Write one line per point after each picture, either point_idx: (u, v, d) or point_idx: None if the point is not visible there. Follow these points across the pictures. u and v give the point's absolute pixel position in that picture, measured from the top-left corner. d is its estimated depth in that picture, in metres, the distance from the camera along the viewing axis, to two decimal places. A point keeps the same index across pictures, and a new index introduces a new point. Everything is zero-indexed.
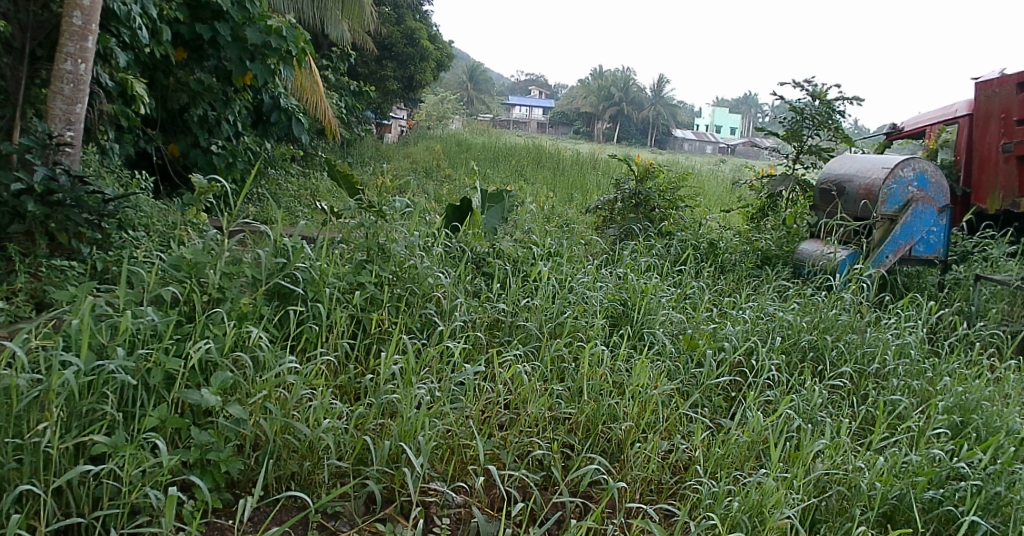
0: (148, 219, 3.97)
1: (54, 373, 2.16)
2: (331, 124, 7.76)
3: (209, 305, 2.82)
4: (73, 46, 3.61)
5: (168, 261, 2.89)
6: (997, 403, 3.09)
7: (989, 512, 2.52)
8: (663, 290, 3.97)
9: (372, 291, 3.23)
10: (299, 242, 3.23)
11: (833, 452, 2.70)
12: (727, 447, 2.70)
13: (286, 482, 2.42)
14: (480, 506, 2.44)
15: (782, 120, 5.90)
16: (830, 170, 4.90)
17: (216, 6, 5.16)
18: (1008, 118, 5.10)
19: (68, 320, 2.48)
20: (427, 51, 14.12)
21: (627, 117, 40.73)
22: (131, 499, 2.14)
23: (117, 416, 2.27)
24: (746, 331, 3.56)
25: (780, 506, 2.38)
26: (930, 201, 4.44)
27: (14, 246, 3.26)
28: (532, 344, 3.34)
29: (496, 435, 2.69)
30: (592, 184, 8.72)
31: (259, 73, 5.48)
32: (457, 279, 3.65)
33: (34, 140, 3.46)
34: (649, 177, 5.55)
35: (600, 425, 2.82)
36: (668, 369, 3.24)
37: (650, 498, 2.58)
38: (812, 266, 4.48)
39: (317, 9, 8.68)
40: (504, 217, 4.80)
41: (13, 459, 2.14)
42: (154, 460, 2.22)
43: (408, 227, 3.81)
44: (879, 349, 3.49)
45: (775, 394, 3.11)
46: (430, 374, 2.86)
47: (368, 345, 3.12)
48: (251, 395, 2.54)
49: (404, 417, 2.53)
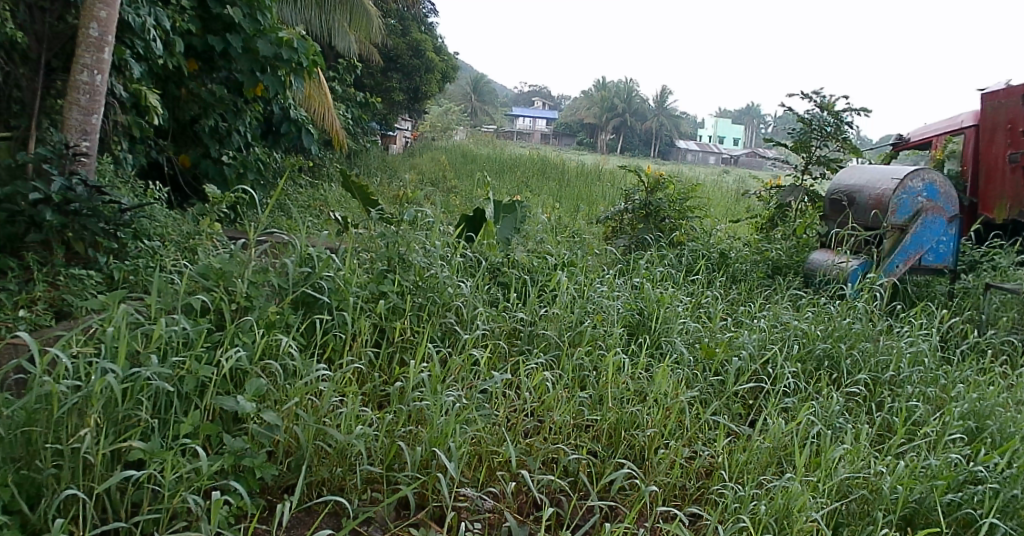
0: (164, 229, 3.98)
1: (95, 380, 2.18)
2: (339, 134, 7.81)
3: (237, 313, 2.86)
4: (90, 58, 3.65)
5: (195, 270, 2.93)
6: (1011, 409, 3.14)
7: (1007, 514, 2.57)
8: (679, 300, 4.03)
9: (394, 300, 3.26)
10: (325, 253, 3.30)
11: (854, 457, 2.75)
12: (749, 453, 2.75)
13: (317, 489, 2.45)
14: (511, 511, 2.49)
15: (790, 131, 5.97)
16: (838, 180, 4.95)
17: (228, 18, 5.19)
18: (1014, 129, 5.18)
19: (100, 329, 2.50)
20: (431, 63, 14.24)
21: (627, 128, 40.92)
22: (172, 505, 2.16)
23: (154, 421, 2.29)
24: (763, 340, 3.62)
25: (806, 509, 2.43)
26: (939, 211, 4.52)
27: (32, 255, 3.28)
28: (552, 352, 3.40)
29: (523, 441, 2.73)
30: (599, 195, 8.81)
31: (271, 84, 5.54)
32: (476, 288, 3.69)
33: (52, 150, 3.46)
34: (660, 188, 5.62)
35: (623, 432, 2.87)
36: (687, 377, 3.29)
37: (675, 503, 2.63)
38: (823, 275, 4.54)
39: (325, 21, 8.76)
40: (518, 228, 4.84)
41: (53, 464, 2.16)
42: (193, 466, 2.23)
43: (429, 237, 3.86)
44: (893, 357, 3.55)
45: (794, 401, 3.17)
46: (457, 382, 2.90)
47: (392, 353, 3.16)
48: (282, 402, 2.57)
49: (433, 423, 2.58)
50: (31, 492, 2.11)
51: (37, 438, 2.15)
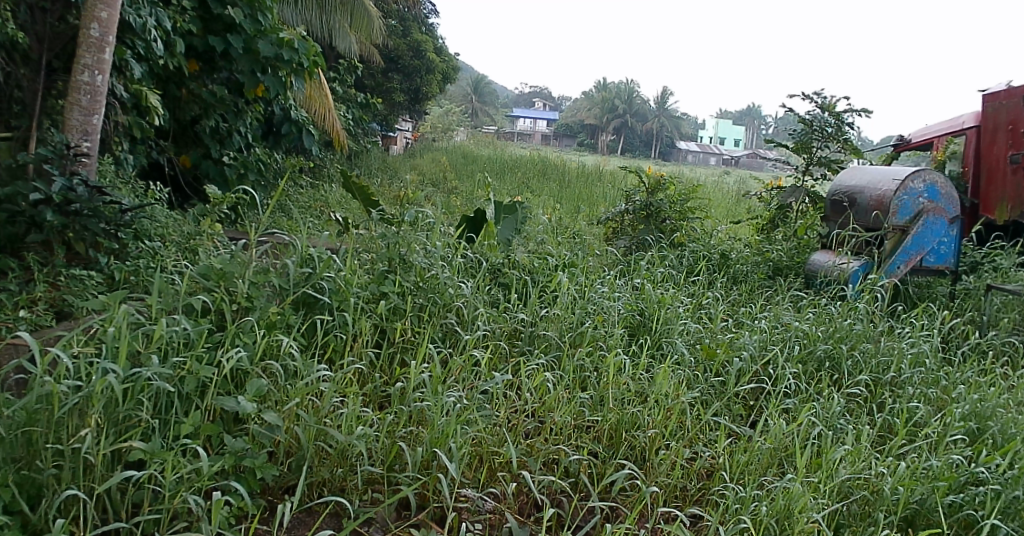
0: (165, 229, 3.98)
1: (96, 380, 2.18)
2: (340, 135, 7.82)
3: (238, 314, 2.86)
4: (91, 58, 3.65)
5: (196, 270, 2.93)
6: (1012, 410, 3.14)
7: (1009, 516, 2.56)
8: (679, 300, 4.03)
9: (395, 301, 3.26)
10: (325, 253, 3.29)
11: (855, 458, 2.75)
12: (750, 454, 2.75)
13: (318, 490, 2.44)
14: (511, 512, 2.49)
15: (791, 132, 5.97)
16: (839, 182, 4.95)
17: (229, 18, 5.19)
18: (1015, 130, 5.18)
19: (100, 329, 2.50)
20: (432, 63, 14.24)
21: (627, 129, 40.91)
22: (172, 505, 2.16)
23: (154, 421, 2.29)
24: (763, 341, 3.62)
25: (807, 510, 2.43)
26: (940, 212, 4.51)
27: (33, 256, 3.28)
28: (553, 353, 3.39)
29: (523, 442, 2.73)
30: (600, 196, 8.81)
31: (272, 85, 5.53)
32: (477, 289, 3.69)
33: (53, 150, 3.45)
34: (660, 189, 5.62)
35: (624, 433, 2.86)
36: (688, 378, 3.29)
37: (676, 504, 2.63)
38: (824, 277, 4.54)
39: (325, 22, 8.76)
40: (518, 228, 4.84)
41: (53, 465, 2.16)
42: (193, 467, 2.23)
43: (429, 238, 3.85)
44: (894, 359, 3.54)
45: (795, 402, 3.17)
46: (457, 383, 2.90)
47: (392, 354, 3.16)
48: (283, 402, 2.57)
49: (434, 424, 2.58)
50: (31, 492, 2.11)
51: (37, 438, 2.15)
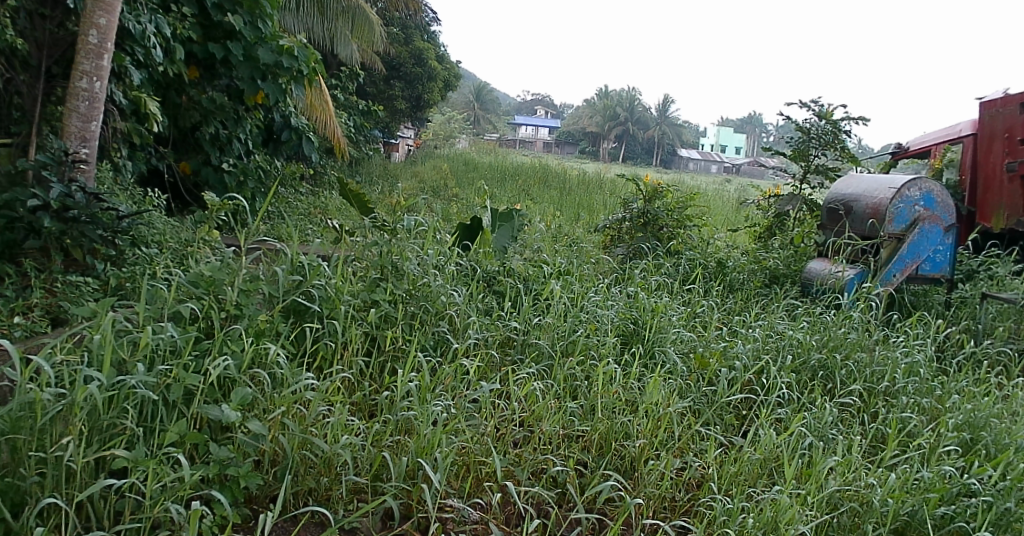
0: (161, 236, 3.99)
1: (78, 387, 2.17)
2: (340, 142, 7.84)
3: (227, 321, 2.84)
4: (90, 64, 3.66)
5: (186, 277, 2.91)
6: (1006, 420, 3.11)
7: (1000, 528, 2.53)
8: (674, 309, 4.03)
9: (386, 309, 3.25)
10: (315, 260, 3.25)
11: (845, 469, 2.72)
12: (740, 464, 2.73)
13: (303, 498, 2.44)
14: (496, 522, 2.49)
15: (789, 140, 5.95)
16: (834, 190, 4.93)
17: (229, 25, 5.19)
18: (1012, 138, 5.16)
19: (89, 336, 2.49)
20: (434, 71, 14.32)
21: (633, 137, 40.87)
22: (153, 514, 2.14)
23: (138, 430, 2.28)
24: (757, 350, 3.62)
25: (795, 522, 2.42)
26: (936, 220, 4.51)
27: (29, 262, 3.28)
28: (544, 362, 3.38)
29: (511, 452, 2.71)
30: (599, 204, 8.80)
31: (271, 92, 5.52)
32: (470, 296, 3.68)
33: (51, 157, 3.47)
34: (658, 196, 5.62)
35: (614, 443, 2.86)
36: (680, 387, 3.27)
37: (665, 515, 2.61)
38: (820, 284, 4.50)
39: (327, 30, 8.81)
40: (514, 236, 4.85)
41: (37, 472, 2.16)
42: (176, 475, 2.21)
43: (421, 245, 3.83)
44: (888, 367, 3.50)
45: (787, 412, 3.16)
46: (445, 392, 2.89)
47: (382, 362, 3.16)
48: (269, 410, 2.57)
49: (421, 433, 2.57)
50: (14, 500, 2.10)
51: (22, 446, 2.14)
